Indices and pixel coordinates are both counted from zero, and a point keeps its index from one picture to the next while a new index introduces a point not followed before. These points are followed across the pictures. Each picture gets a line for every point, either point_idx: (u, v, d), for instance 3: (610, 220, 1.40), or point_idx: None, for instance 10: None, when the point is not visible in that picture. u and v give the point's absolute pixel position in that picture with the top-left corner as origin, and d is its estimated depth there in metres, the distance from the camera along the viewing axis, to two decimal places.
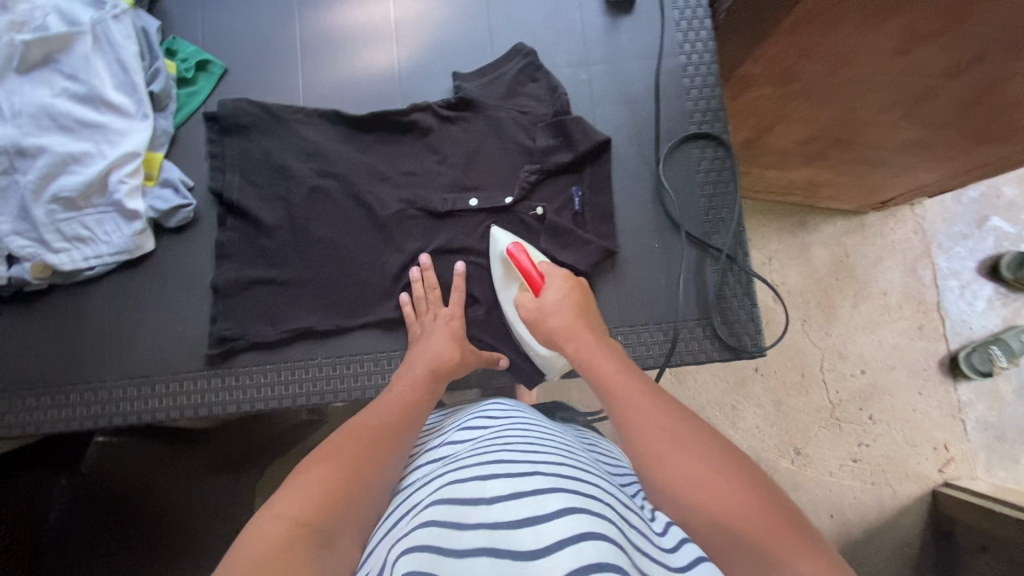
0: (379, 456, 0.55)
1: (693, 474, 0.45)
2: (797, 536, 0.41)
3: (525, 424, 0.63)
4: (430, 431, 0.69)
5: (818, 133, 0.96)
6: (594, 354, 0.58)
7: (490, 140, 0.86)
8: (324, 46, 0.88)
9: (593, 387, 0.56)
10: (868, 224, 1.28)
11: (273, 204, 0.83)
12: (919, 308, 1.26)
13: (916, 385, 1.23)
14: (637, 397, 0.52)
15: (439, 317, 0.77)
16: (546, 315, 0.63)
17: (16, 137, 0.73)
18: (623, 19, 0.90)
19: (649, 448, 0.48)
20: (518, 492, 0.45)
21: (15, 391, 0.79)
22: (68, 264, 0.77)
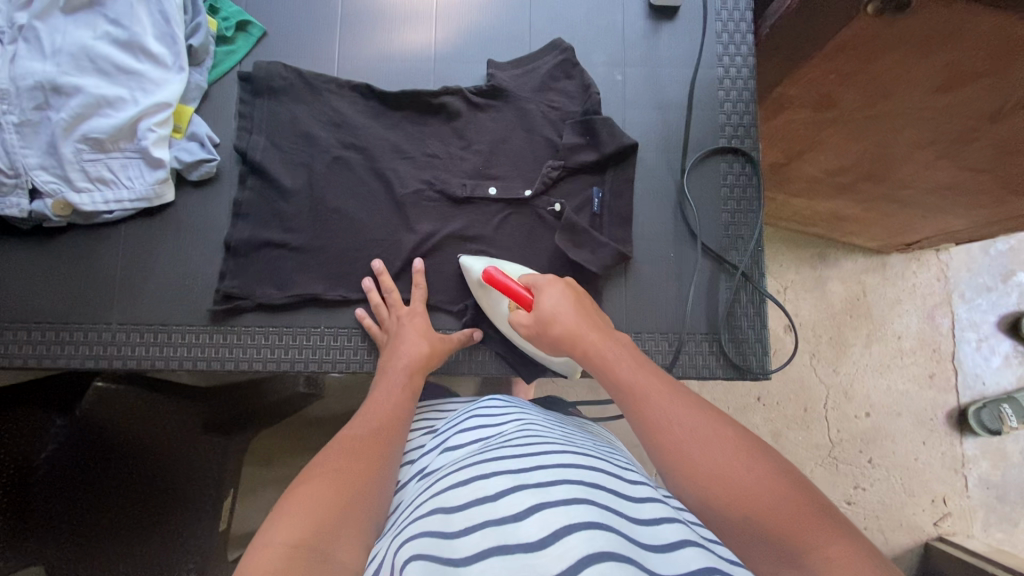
0: (372, 469, 0.56)
1: (720, 470, 0.47)
2: (821, 521, 0.43)
3: (521, 417, 0.63)
4: (425, 431, 0.70)
5: (849, 164, 0.95)
6: (608, 355, 0.58)
7: (517, 132, 0.85)
8: (363, 20, 0.88)
9: (611, 388, 0.57)
10: (890, 264, 1.26)
11: (295, 169, 0.83)
12: (933, 356, 1.23)
13: (921, 434, 1.20)
14: (654, 396, 0.53)
15: (404, 322, 0.77)
16: (546, 324, 0.62)
17: (54, 75, 0.75)
18: (665, 25, 0.89)
19: (675, 449, 0.49)
20: (520, 485, 0.46)
21: (20, 323, 0.80)
22: (88, 205, 0.78)
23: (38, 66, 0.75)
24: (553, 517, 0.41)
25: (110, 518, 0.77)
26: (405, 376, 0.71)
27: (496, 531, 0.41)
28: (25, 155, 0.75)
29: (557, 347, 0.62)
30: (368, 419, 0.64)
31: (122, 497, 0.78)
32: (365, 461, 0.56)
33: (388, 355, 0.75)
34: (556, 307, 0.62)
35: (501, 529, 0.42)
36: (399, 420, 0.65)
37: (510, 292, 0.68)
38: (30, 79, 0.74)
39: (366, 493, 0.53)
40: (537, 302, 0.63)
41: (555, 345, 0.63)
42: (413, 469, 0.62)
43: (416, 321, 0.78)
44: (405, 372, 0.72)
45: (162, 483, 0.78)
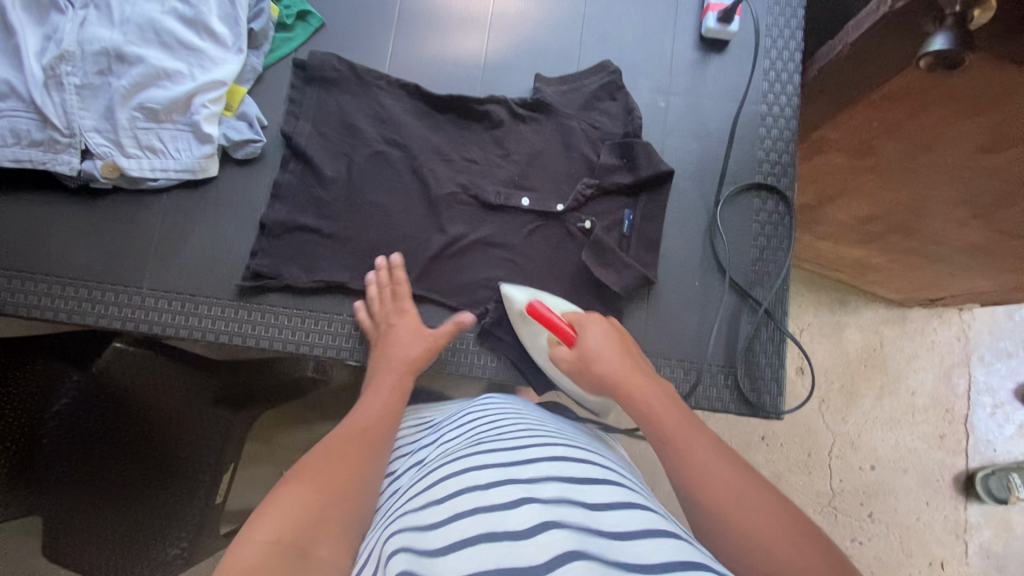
0: (363, 464, 0.58)
1: (769, 547, 0.45)
2: None
3: (519, 414, 0.64)
4: (421, 424, 0.71)
5: (881, 214, 0.94)
6: (651, 401, 0.58)
7: (555, 146, 0.86)
8: (419, 21, 0.89)
9: (648, 431, 0.57)
10: (911, 318, 1.25)
11: (336, 158, 0.85)
12: (945, 416, 1.21)
13: (925, 494, 1.18)
14: (702, 456, 0.52)
15: (394, 319, 0.79)
16: (591, 361, 0.63)
17: (119, 43, 0.78)
18: (715, 57, 0.90)
19: (724, 516, 0.48)
20: (510, 478, 0.47)
21: (55, 277, 0.82)
22: (136, 170, 0.80)
23: (105, 33, 0.78)
24: (538, 509, 0.42)
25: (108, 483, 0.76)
26: (395, 375, 0.73)
27: (484, 518, 0.42)
28: (83, 116, 0.78)
29: (599, 388, 0.63)
30: (366, 414, 0.66)
31: (123, 466, 0.77)
32: (356, 455, 0.58)
33: (382, 353, 0.76)
34: (601, 347, 0.64)
35: (489, 516, 0.43)
36: (391, 416, 0.67)
37: (552, 326, 0.69)
38: (96, 44, 0.77)
39: (354, 487, 0.55)
40: (582, 341, 0.65)
41: (594, 384, 0.64)
42: (411, 457, 0.63)
43: (407, 320, 0.79)
44: (398, 366, 0.74)
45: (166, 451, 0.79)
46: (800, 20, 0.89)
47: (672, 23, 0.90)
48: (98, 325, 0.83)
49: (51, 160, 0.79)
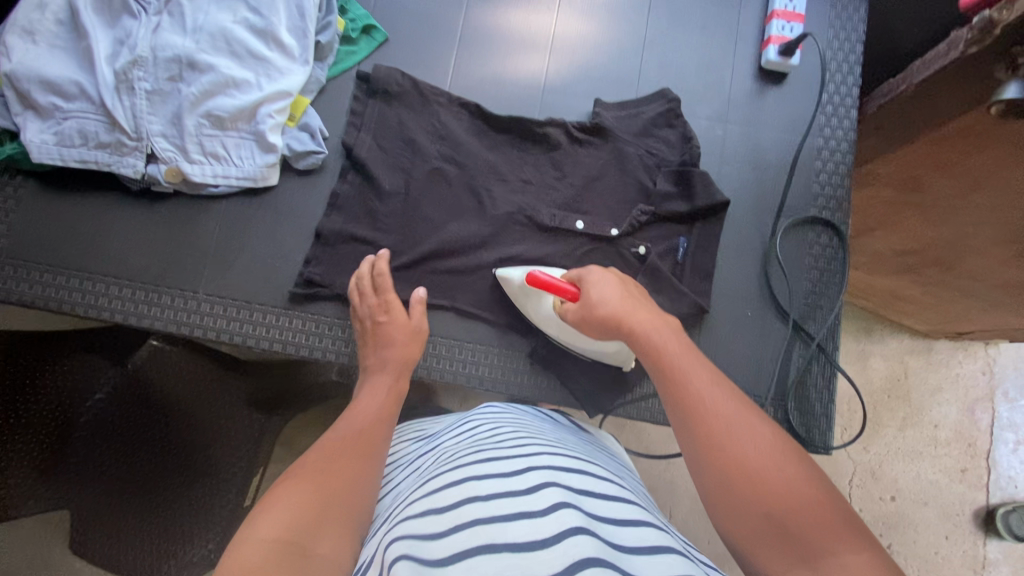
0: (359, 469, 0.57)
1: (747, 462, 0.48)
2: (846, 532, 0.43)
3: (515, 423, 0.65)
4: (422, 436, 0.72)
5: (919, 248, 0.94)
6: (650, 330, 0.59)
7: (612, 171, 0.87)
8: (480, 40, 0.90)
9: (643, 357, 0.58)
10: (936, 350, 1.24)
11: (394, 172, 0.86)
12: (967, 450, 1.20)
13: (944, 528, 1.17)
14: (696, 380, 0.54)
15: (381, 320, 0.77)
16: (594, 309, 0.63)
17: (191, 51, 0.79)
18: (773, 88, 0.90)
19: (708, 435, 0.50)
20: (511, 491, 0.48)
21: (114, 278, 0.83)
22: (198, 176, 0.81)
23: (178, 40, 0.79)
24: (536, 521, 0.44)
25: (127, 477, 0.79)
26: (391, 377, 0.73)
27: (485, 530, 0.44)
28: (151, 121, 0.79)
29: (607, 332, 0.63)
30: (360, 415, 0.66)
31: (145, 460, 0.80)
32: (349, 460, 0.58)
33: (376, 355, 0.75)
34: (601, 294, 0.64)
35: (489, 528, 0.44)
36: (386, 416, 0.68)
37: (553, 287, 0.68)
38: (169, 51, 0.78)
39: (349, 491, 0.54)
40: (584, 293, 0.65)
41: (601, 331, 0.64)
42: (413, 465, 0.64)
43: (397, 317, 0.77)
44: (391, 369, 0.74)
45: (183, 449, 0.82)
46: (858, 57, 0.90)
47: (732, 53, 0.90)
48: (141, 325, 0.82)
49: (117, 162, 0.80)
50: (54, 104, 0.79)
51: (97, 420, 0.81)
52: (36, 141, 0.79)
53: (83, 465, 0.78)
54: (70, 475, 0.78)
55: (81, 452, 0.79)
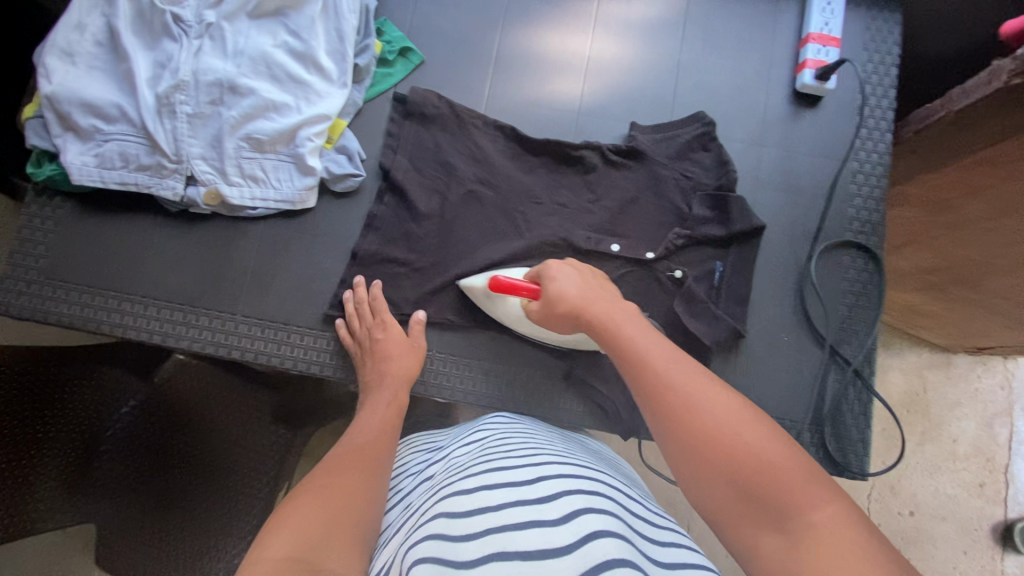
0: (366, 482, 0.56)
1: (710, 432, 0.47)
2: (818, 491, 0.42)
3: (527, 437, 0.66)
4: (433, 449, 0.72)
5: (943, 267, 0.94)
6: (616, 320, 0.61)
7: (647, 194, 0.87)
8: (515, 63, 0.90)
9: (609, 347, 0.60)
10: (955, 364, 1.24)
11: (429, 194, 0.87)
12: (985, 465, 1.20)
13: (963, 543, 1.17)
14: (654, 356, 0.55)
15: (379, 339, 0.79)
16: (557, 301, 0.67)
17: (232, 75, 0.79)
18: (808, 112, 0.90)
19: (672, 407, 0.50)
20: (521, 500, 0.49)
21: (152, 299, 0.83)
22: (237, 198, 0.81)
23: (219, 64, 0.79)
24: (549, 530, 0.44)
25: (148, 489, 0.80)
26: (391, 391, 0.74)
27: (498, 537, 0.44)
28: (191, 144, 0.80)
29: (573, 325, 0.66)
30: (365, 430, 0.66)
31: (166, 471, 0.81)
32: (360, 470, 0.58)
33: (375, 369, 0.76)
34: (564, 287, 0.67)
35: (501, 536, 0.44)
36: (391, 429, 0.68)
37: (516, 289, 0.71)
38: (211, 75, 0.79)
39: (361, 499, 0.54)
40: (545, 290, 0.69)
41: (564, 322, 0.68)
42: (425, 475, 0.64)
43: (392, 334, 0.79)
44: (395, 380, 0.75)
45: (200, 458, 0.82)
46: (892, 80, 0.90)
47: (766, 76, 0.90)
48: (178, 347, 0.82)
49: (157, 185, 0.81)
50: (94, 126, 0.80)
51: (125, 433, 0.82)
52: (77, 163, 0.79)
53: (108, 481, 0.79)
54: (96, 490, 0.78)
55: (109, 470, 0.80)
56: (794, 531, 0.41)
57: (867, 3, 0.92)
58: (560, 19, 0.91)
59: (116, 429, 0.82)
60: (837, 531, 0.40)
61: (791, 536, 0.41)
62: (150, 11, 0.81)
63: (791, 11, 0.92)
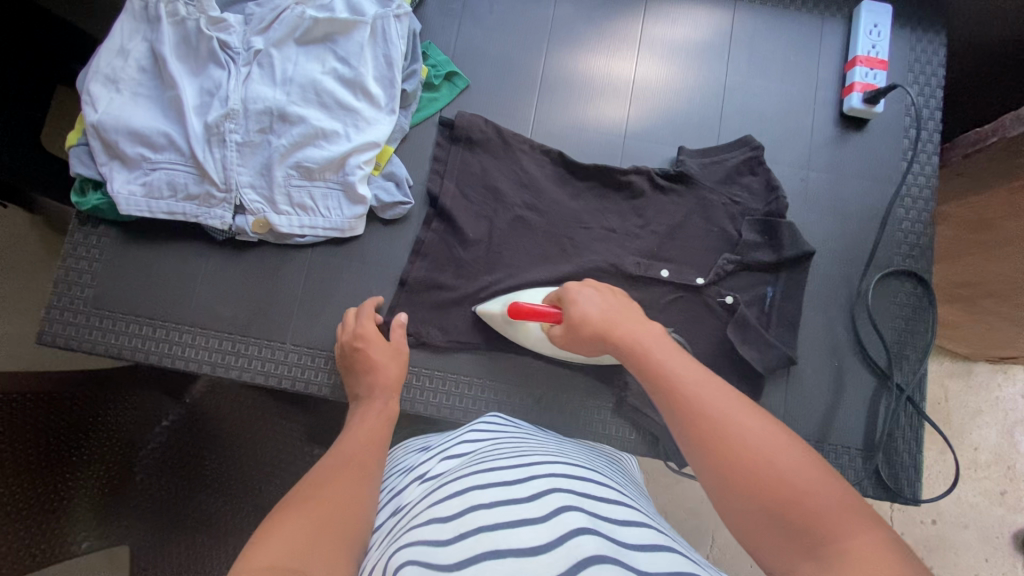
0: (349, 487, 0.55)
1: (739, 455, 0.47)
2: (850, 513, 0.42)
3: (522, 441, 0.64)
4: (421, 449, 0.70)
5: (976, 283, 0.94)
6: (639, 338, 0.61)
7: (695, 219, 0.86)
8: (561, 86, 0.90)
9: (634, 368, 0.60)
10: (976, 373, 1.23)
11: (477, 220, 0.86)
12: (1007, 473, 1.20)
13: (983, 550, 1.16)
14: (687, 378, 0.54)
15: (361, 349, 0.76)
16: (584, 323, 0.65)
17: (283, 103, 0.79)
18: (854, 135, 0.89)
19: (701, 427, 0.50)
20: (511, 499, 0.47)
21: (199, 328, 0.82)
22: (286, 227, 0.81)
23: (268, 92, 0.79)
24: (536, 529, 0.43)
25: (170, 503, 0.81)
26: (379, 401, 0.73)
27: (487, 537, 0.43)
28: (240, 173, 0.79)
29: (599, 347, 0.65)
30: (350, 442, 0.64)
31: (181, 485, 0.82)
32: (346, 478, 0.57)
33: (364, 381, 0.74)
34: (585, 307, 0.66)
35: (491, 535, 0.43)
36: (376, 443, 0.66)
37: (538, 314, 0.70)
38: (260, 104, 0.79)
39: (346, 501, 0.53)
40: (567, 312, 0.67)
41: (591, 344, 0.66)
42: (412, 474, 0.62)
43: (375, 341, 0.77)
44: (376, 387, 0.74)
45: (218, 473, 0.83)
46: (938, 101, 0.90)
47: (812, 99, 0.90)
48: (229, 377, 0.82)
49: (204, 214, 0.80)
50: (142, 155, 0.79)
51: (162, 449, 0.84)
52: (124, 192, 0.78)
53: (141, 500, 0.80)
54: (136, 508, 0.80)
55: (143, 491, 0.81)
56: (829, 559, 0.40)
57: (912, 24, 0.91)
58: (604, 42, 0.91)
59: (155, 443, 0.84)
60: (876, 560, 0.39)
61: (821, 561, 0.40)
62: (196, 37, 0.80)
63: (835, 33, 0.92)
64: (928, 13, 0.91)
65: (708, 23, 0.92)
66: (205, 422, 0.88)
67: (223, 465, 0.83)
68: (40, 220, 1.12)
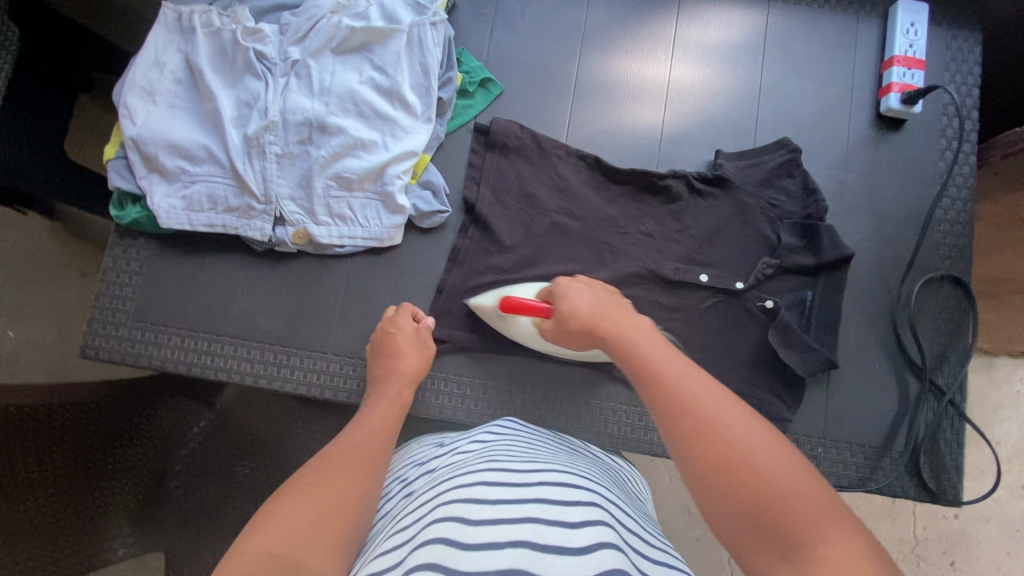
0: (361, 481, 0.54)
1: (720, 452, 0.45)
2: (833, 520, 0.40)
3: (532, 445, 0.62)
4: (435, 443, 0.69)
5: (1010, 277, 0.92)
6: (631, 334, 0.60)
7: (733, 223, 0.86)
8: (596, 90, 0.90)
9: (623, 364, 0.58)
10: (997, 367, 1.18)
11: (514, 226, 0.85)
12: None
13: (1006, 544, 1.12)
14: (669, 371, 0.53)
15: (390, 334, 0.77)
16: (570, 318, 0.66)
17: (322, 114, 0.79)
18: (891, 135, 0.89)
19: (684, 421, 0.48)
20: (519, 499, 0.46)
21: (241, 339, 0.83)
22: (326, 237, 0.81)
23: (306, 103, 0.79)
24: (541, 531, 0.43)
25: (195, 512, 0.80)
26: (396, 390, 0.71)
27: (498, 528, 0.43)
28: (279, 184, 0.79)
29: (590, 341, 0.65)
30: (366, 429, 0.63)
31: (201, 492, 0.81)
32: (357, 467, 0.56)
33: (384, 367, 0.74)
34: (576, 303, 0.67)
35: (496, 528, 0.43)
36: (388, 431, 0.64)
37: (527, 309, 0.71)
38: (299, 115, 0.79)
39: (354, 493, 0.53)
40: (557, 307, 0.68)
41: (579, 340, 0.67)
42: (427, 466, 0.61)
43: (403, 329, 0.77)
44: (395, 386, 0.71)
45: (236, 477, 0.82)
46: (975, 99, 0.89)
47: (848, 99, 0.89)
48: (270, 388, 0.82)
49: (244, 226, 0.80)
50: (181, 168, 0.78)
51: (195, 455, 0.84)
52: (164, 206, 0.78)
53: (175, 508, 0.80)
54: (170, 519, 0.80)
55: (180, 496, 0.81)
56: (802, 562, 0.38)
57: (949, 22, 0.90)
58: (636, 44, 0.91)
59: (189, 449, 0.84)
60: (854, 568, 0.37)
61: (795, 566, 0.39)
62: (232, 48, 0.80)
63: (870, 32, 0.91)
64: (965, 10, 0.90)
65: (742, 24, 0.91)
66: (234, 429, 0.86)
67: (242, 472, 0.82)
68: (59, 227, 1.10)
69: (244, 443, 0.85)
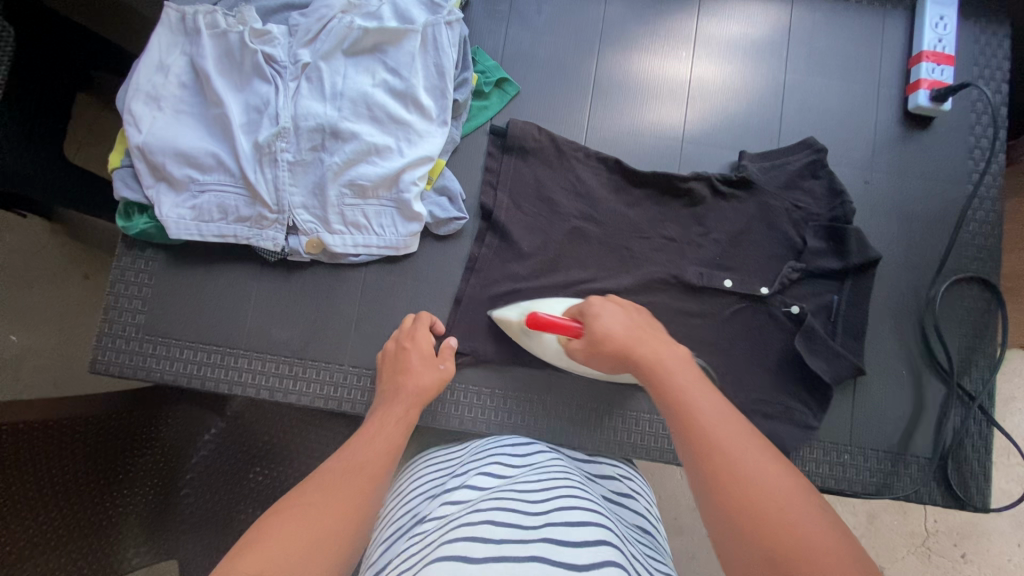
0: (358, 509, 0.51)
1: (749, 495, 0.45)
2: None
3: (544, 472, 0.59)
4: (446, 467, 0.66)
5: None
6: (663, 359, 0.59)
7: (758, 226, 0.83)
8: (616, 90, 0.87)
9: (653, 393, 0.58)
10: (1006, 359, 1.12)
11: (533, 232, 0.83)
12: None
13: (1019, 536, 1.07)
14: (700, 405, 0.53)
15: (406, 349, 0.74)
16: (605, 341, 0.62)
17: (335, 119, 0.76)
18: (918, 133, 0.87)
19: (714, 460, 0.48)
20: (523, 539, 0.44)
21: (255, 352, 0.81)
22: (340, 246, 0.79)
23: (319, 108, 0.76)
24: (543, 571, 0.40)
25: (206, 519, 0.77)
26: (401, 410, 0.67)
27: (500, 566, 0.40)
28: (292, 193, 0.77)
29: (617, 365, 0.63)
30: (367, 449, 0.59)
31: (212, 500, 0.78)
32: (358, 493, 0.53)
33: (393, 381, 0.71)
34: (606, 324, 0.64)
35: (499, 566, 0.40)
36: (393, 452, 0.61)
37: (556, 327, 0.65)
38: (312, 121, 0.76)
39: (351, 521, 0.49)
40: (589, 326, 0.64)
41: (612, 363, 0.63)
42: (438, 493, 0.59)
43: (419, 344, 0.74)
44: (407, 402, 0.68)
45: (248, 483, 0.79)
46: (1005, 95, 0.86)
47: (875, 96, 0.87)
48: (286, 401, 0.80)
49: (256, 236, 0.78)
50: (189, 176, 0.75)
51: (212, 457, 0.81)
52: (173, 216, 0.75)
53: (192, 517, 0.77)
54: (186, 524, 0.77)
55: (195, 506, 0.78)
56: None
57: (977, 15, 0.88)
58: (656, 41, 0.88)
59: (203, 456, 0.81)
60: None
61: None
62: (239, 51, 0.77)
63: (897, 25, 0.88)
64: (993, 4, 0.88)
65: (765, 19, 0.89)
66: (249, 434, 0.83)
67: (254, 479, 0.79)
68: (58, 228, 1.07)
69: (259, 449, 0.82)
